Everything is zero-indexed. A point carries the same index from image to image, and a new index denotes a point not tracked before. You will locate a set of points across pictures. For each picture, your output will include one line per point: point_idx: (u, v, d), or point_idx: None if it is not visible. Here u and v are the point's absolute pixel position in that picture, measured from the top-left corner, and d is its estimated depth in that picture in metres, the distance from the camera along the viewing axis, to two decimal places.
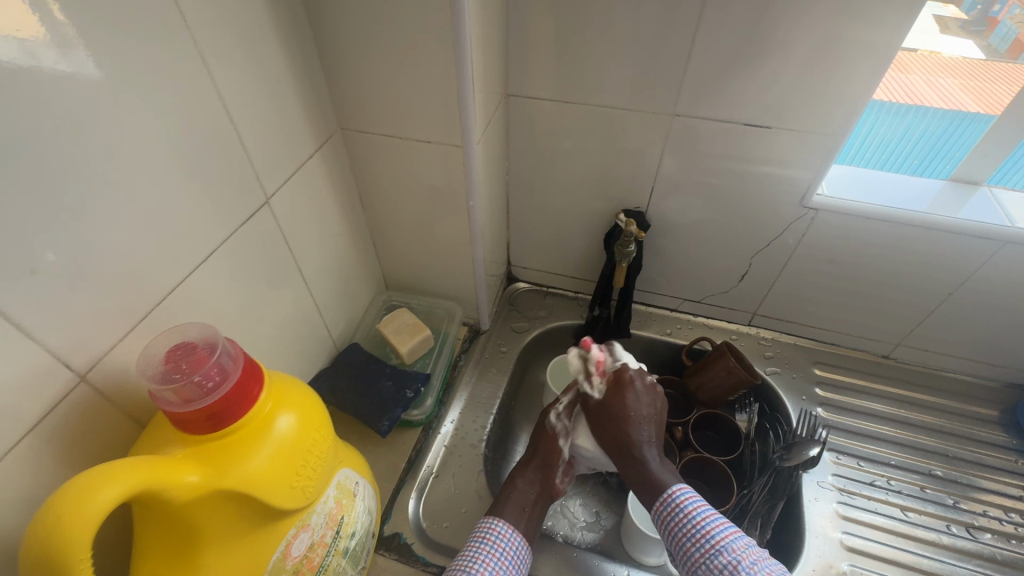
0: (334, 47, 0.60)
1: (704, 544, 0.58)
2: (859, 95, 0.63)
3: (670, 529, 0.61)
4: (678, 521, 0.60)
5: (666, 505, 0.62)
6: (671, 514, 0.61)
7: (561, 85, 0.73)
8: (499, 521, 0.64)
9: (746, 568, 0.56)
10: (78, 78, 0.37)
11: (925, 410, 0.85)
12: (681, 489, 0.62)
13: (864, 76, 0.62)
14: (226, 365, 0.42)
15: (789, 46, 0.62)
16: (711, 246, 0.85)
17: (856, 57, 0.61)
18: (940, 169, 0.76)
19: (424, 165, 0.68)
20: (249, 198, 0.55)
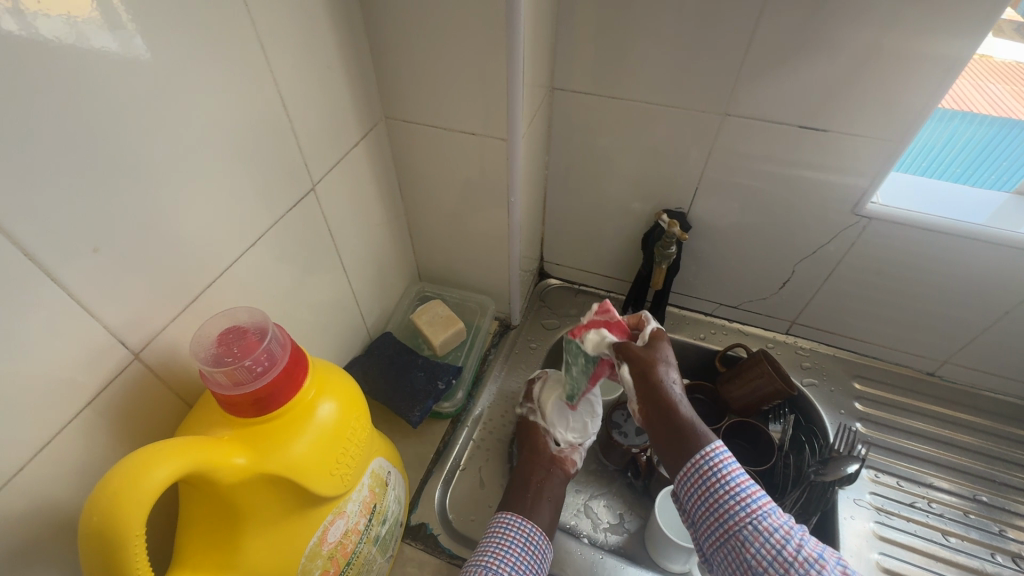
0: (384, 35, 0.59)
1: (748, 506, 0.51)
2: (928, 100, 0.60)
3: (700, 494, 0.52)
4: (714, 480, 0.52)
5: (705, 460, 0.52)
6: (706, 476, 0.52)
7: (608, 80, 0.72)
8: (508, 514, 0.65)
9: (796, 534, 0.49)
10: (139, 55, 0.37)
11: (970, 431, 0.81)
12: (718, 444, 0.53)
13: (934, 80, 0.58)
14: (275, 351, 0.42)
15: (854, 46, 0.59)
16: (752, 251, 0.83)
17: (927, 60, 0.57)
18: (987, 179, 0.72)
19: (466, 157, 0.68)
20: (296, 184, 0.55)
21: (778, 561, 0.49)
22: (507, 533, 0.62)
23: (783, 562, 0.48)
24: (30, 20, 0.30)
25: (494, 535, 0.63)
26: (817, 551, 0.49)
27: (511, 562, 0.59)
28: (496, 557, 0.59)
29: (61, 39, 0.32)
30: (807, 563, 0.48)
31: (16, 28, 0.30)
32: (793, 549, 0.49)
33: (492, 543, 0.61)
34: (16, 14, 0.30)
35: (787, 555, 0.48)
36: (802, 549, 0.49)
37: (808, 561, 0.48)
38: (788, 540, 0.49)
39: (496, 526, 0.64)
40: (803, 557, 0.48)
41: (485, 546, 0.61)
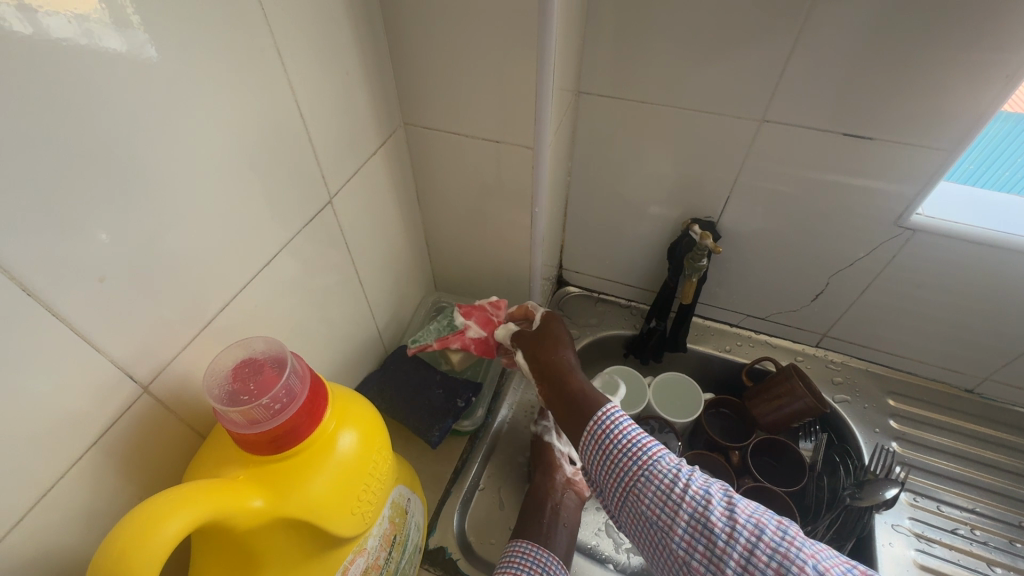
0: (405, 38, 0.56)
1: (640, 457, 0.54)
2: (987, 108, 0.56)
3: (601, 457, 0.55)
4: (608, 435, 0.55)
5: (598, 425, 0.55)
6: (602, 435, 0.55)
7: (638, 84, 0.68)
8: (524, 541, 0.63)
9: (683, 474, 0.52)
10: (150, 60, 0.34)
11: (1013, 453, 0.77)
12: (614, 403, 0.57)
13: (995, 86, 0.54)
14: (294, 385, 0.39)
15: (910, 49, 0.55)
16: (783, 262, 0.79)
17: (988, 64, 0.53)
18: (999, 176, 0.69)
19: (488, 166, 0.65)
20: (313, 197, 0.52)
21: (669, 504, 0.51)
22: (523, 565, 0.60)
23: (674, 505, 0.51)
24: (39, 20, 0.28)
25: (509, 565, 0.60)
26: (705, 483, 0.51)
27: None
28: None
29: (72, 38, 0.29)
30: (695, 501, 0.50)
31: (27, 29, 0.27)
32: (681, 490, 0.51)
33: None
34: (25, 13, 0.27)
35: (678, 498, 0.51)
36: (692, 489, 0.51)
37: (699, 499, 0.50)
38: (677, 483, 0.51)
39: (511, 557, 0.61)
40: (690, 495, 0.50)
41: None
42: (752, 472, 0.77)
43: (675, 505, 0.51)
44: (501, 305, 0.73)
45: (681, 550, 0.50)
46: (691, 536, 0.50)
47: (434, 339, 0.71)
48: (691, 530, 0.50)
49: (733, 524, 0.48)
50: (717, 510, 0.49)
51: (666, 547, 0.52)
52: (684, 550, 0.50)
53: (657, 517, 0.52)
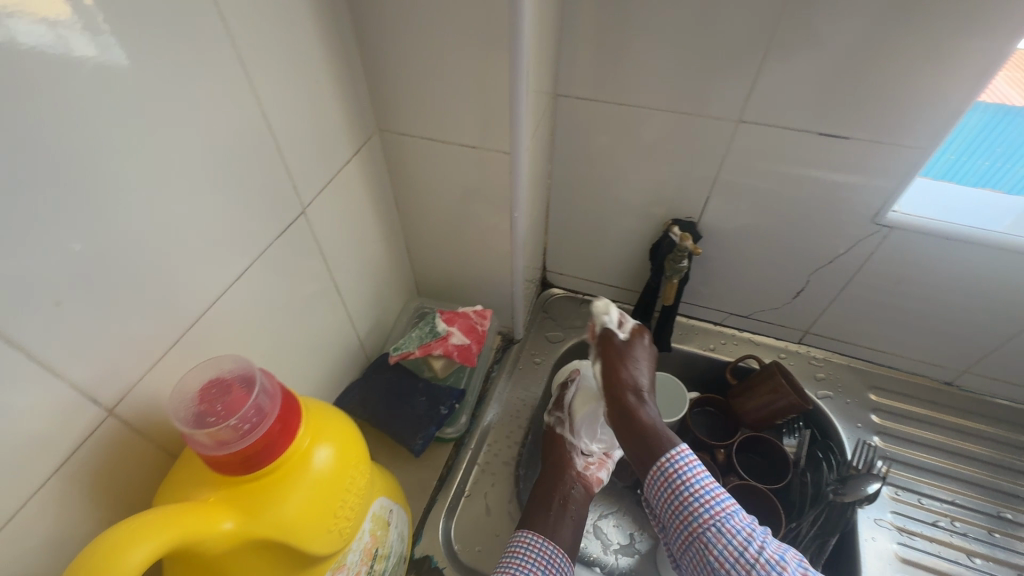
0: (376, 43, 0.55)
1: (710, 508, 0.56)
2: (957, 107, 0.57)
3: (664, 495, 0.59)
4: (678, 482, 0.58)
5: (671, 463, 0.59)
6: (671, 477, 0.58)
7: (616, 85, 0.67)
8: (530, 531, 0.66)
9: (757, 536, 0.54)
10: (114, 65, 0.33)
11: (990, 444, 0.79)
12: (683, 447, 0.60)
13: (965, 84, 0.55)
14: (264, 405, 0.38)
15: (879, 48, 0.55)
16: (765, 260, 0.80)
17: (957, 62, 0.54)
18: (979, 167, 0.68)
19: (466, 172, 0.64)
20: (286, 208, 0.51)
21: (740, 562, 0.53)
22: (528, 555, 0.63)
23: (744, 563, 0.53)
24: (8, 26, 0.27)
25: (514, 555, 0.63)
26: (779, 550, 0.53)
27: None
28: None
29: (40, 44, 0.29)
30: (769, 564, 0.52)
31: None
32: (756, 551, 0.53)
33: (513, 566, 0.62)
34: None
35: (747, 555, 0.53)
36: (763, 551, 0.53)
37: (769, 562, 0.52)
38: (750, 543, 0.53)
39: (517, 546, 0.64)
40: (765, 558, 0.52)
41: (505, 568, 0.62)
42: (738, 471, 0.77)
43: (745, 564, 0.53)
44: (486, 316, 0.75)
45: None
46: None
47: (416, 346, 0.70)
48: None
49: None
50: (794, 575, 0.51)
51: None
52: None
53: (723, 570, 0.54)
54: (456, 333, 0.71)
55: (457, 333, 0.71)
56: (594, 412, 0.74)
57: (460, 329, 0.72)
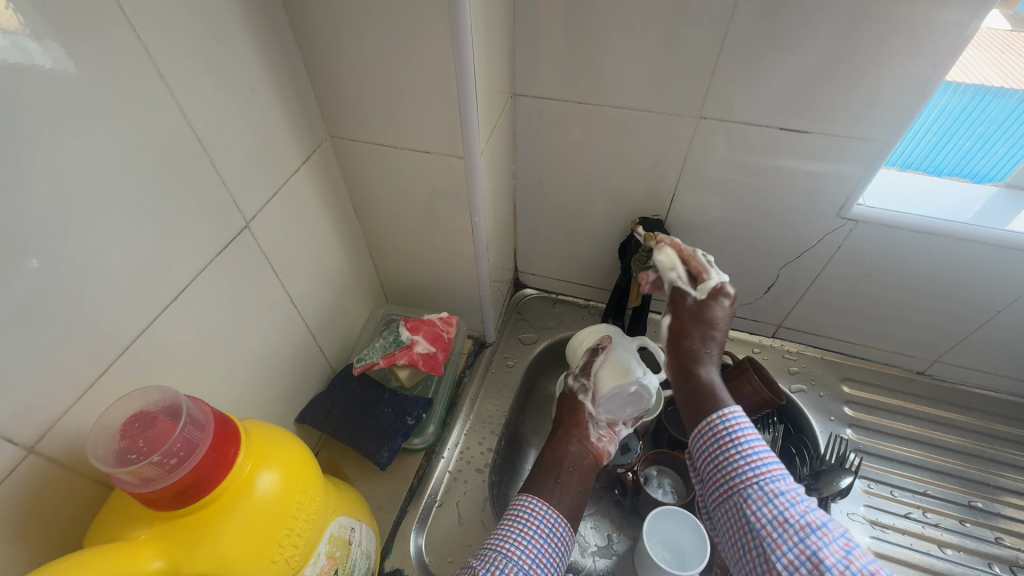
0: (319, 49, 0.53)
1: (756, 468, 0.56)
2: (913, 98, 0.56)
3: (710, 452, 0.59)
4: (725, 439, 0.58)
5: (721, 421, 0.59)
6: (719, 433, 0.59)
7: (575, 84, 0.66)
8: (532, 498, 0.68)
9: (802, 502, 0.53)
10: (30, 74, 0.32)
11: (962, 432, 0.79)
12: (735, 410, 0.60)
13: (919, 75, 0.54)
14: (194, 435, 0.36)
15: (832, 41, 0.54)
16: (735, 255, 0.79)
17: (911, 53, 0.53)
18: (959, 148, 0.68)
19: (424, 178, 0.63)
20: (227, 223, 0.49)
21: (777, 519, 0.52)
22: (529, 522, 0.65)
23: (782, 520, 0.52)
24: None
25: (518, 518, 0.66)
26: (826, 516, 0.52)
27: (529, 554, 0.62)
28: (516, 546, 0.62)
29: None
30: (809, 527, 0.51)
31: None
32: (797, 513, 0.52)
33: (514, 530, 0.64)
34: None
35: (786, 514, 0.52)
36: (805, 515, 0.52)
37: (810, 526, 0.51)
38: (793, 505, 0.53)
39: (519, 513, 0.66)
40: (806, 520, 0.51)
41: (507, 529, 0.65)
42: None
43: (790, 527, 0.51)
44: (452, 322, 0.74)
45: (779, 564, 0.51)
46: (797, 559, 0.50)
47: (381, 357, 0.68)
48: (797, 552, 0.50)
49: (849, 563, 0.48)
50: (835, 541, 0.49)
51: (760, 557, 0.53)
52: (782, 566, 0.51)
53: (758, 525, 0.53)
54: (421, 342, 0.70)
55: (422, 342, 0.70)
56: (620, 391, 0.77)
57: (425, 338, 0.71)
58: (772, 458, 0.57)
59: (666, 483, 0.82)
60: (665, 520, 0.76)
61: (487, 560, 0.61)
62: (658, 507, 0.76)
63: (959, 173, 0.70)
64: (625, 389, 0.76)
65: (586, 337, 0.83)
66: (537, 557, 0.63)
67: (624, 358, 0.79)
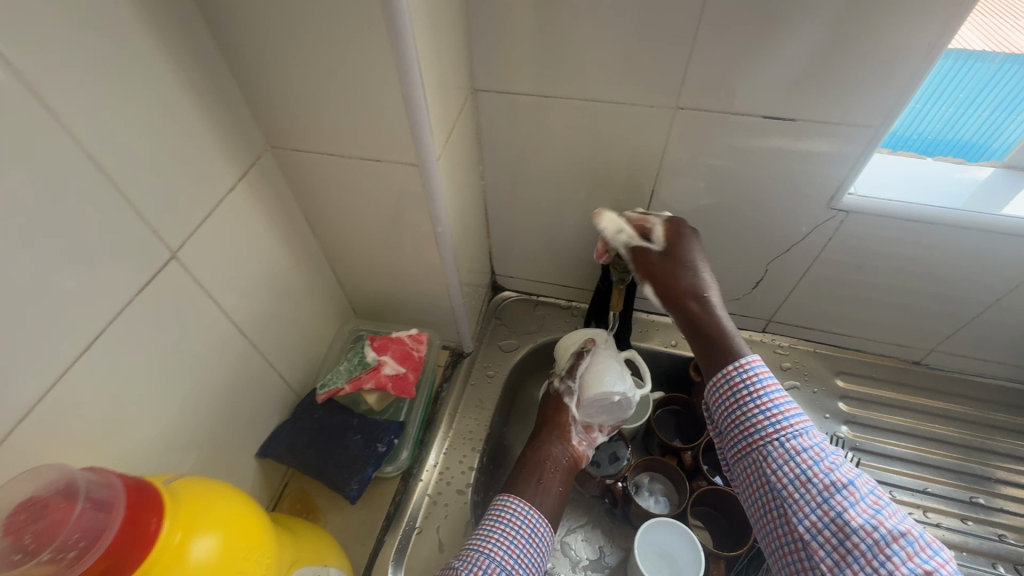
0: (244, 54, 0.47)
1: (778, 423, 0.52)
2: (898, 80, 0.52)
3: (726, 405, 0.55)
4: (741, 395, 0.54)
5: (739, 373, 0.55)
6: (736, 385, 0.55)
7: (538, 77, 0.61)
8: (515, 498, 0.65)
9: (826, 457, 0.50)
10: None
11: (960, 424, 0.76)
12: (753, 358, 0.55)
13: (905, 56, 0.50)
14: (99, 520, 0.32)
15: (808, 22, 0.50)
16: (720, 252, 0.74)
17: (894, 32, 0.49)
18: (942, 114, 0.62)
19: (377, 188, 0.57)
20: (148, 257, 0.44)
21: (800, 478, 0.49)
22: (511, 521, 0.62)
23: (805, 480, 0.49)
24: None
25: (500, 518, 0.63)
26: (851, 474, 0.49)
27: (512, 555, 0.59)
28: (498, 546, 0.60)
29: None
30: (833, 486, 0.48)
31: None
32: (821, 471, 0.49)
33: (496, 529, 0.61)
34: None
35: (810, 473, 0.49)
36: (830, 473, 0.48)
37: (835, 485, 0.48)
38: (817, 462, 0.49)
39: (501, 513, 0.63)
40: (830, 479, 0.48)
41: (488, 529, 0.62)
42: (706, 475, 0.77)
43: (812, 487, 0.48)
44: (422, 340, 0.69)
45: (800, 525, 0.48)
46: (818, 518, 0.47)
47: (346, 382, 0.64)
48: (820, 514, 0.47)
49: (874, 525, 0.45)
50: (861, 503, 0.46)
51: (781, 516, 0.50)
52: (803, 528, 0.48)
53: (779, 485, 0.50)
54: (389, 364, 0.65)
55: (390, 363, 0.65)
56: (604, 399, 0.73)
57: (392, 358, 0.66)
58: (794, 411, 0.53)
59: (657, 490, 0.79)
60: (659, 531, 0.73)
61: (469, 562, 0.57)
62: (650, 520, 0.73)
63: (943, 143, 0.65)
64: (612, 392, 0.73)
65: (570, 338, 0.79)
66: (521, 557, 0.60)
67: (611, 363, 0.75)
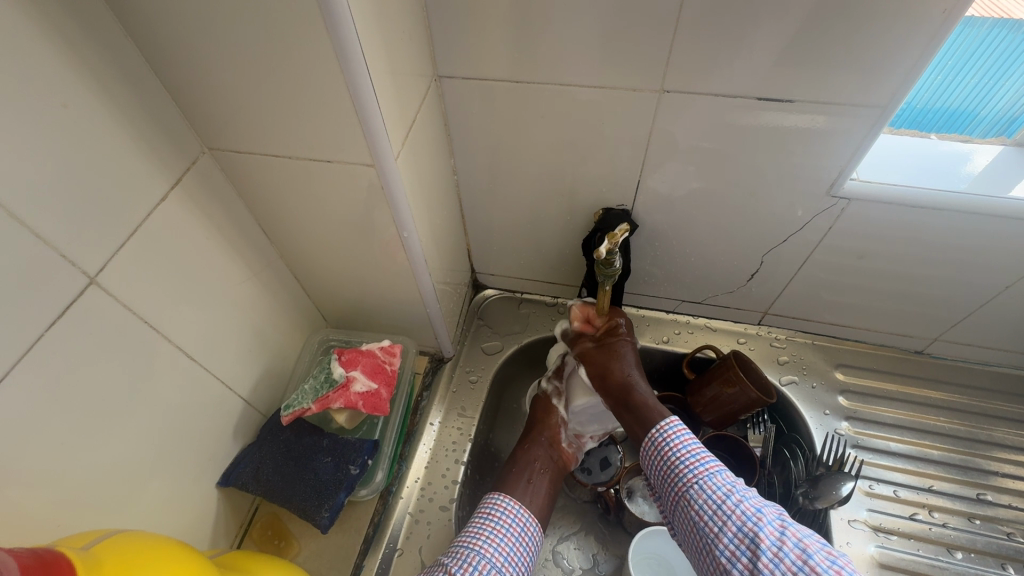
0: (161, 45, 0.41)
1: (696, 468, 0.58)
2: (903, 53, 0.46)
3: (658, 461, 0.61)
4: (667, 448, 0.60)
5: (660, 434, 0.61)
6: (660, 445, 0.61)
7: (506, 60, 0.55)
8: (505, 497, 0.63)
9: (737, 491, 0.55)
10: None
11: (964, 415, 0.73)
12: (672, 420, 0.62)
13: (913, 24, 0.44)
14: None
15: None
16: (712, 243, 0.70)
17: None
18: (932, 84, 0.56)
19: (331, 190, 0.51)
20: (60, 283, 0.39)
21: (718, 513, 0.54)
22: (501, 519, 0.61)
23: (723, 514, 0.54)
24: None
25: (490, 516, 0.61)
26: (759, 504, 0.55)
27: (503, 553, 0.58)
28: (489, 543, 0.58)
29: None
30: (744, 516, 0.53)
31: None
32: (733, 503, 0.54)
33: (486, 526, 0.60)
34: None
35: (725, 507, 0.54)
36: (740, 504, 0.54)
37: (746, 514, 0.53)
38: (730, 497, 0.55)
39: (490, 510, 0.62)
40: (741, 510, 0.54)
41: (477, 526, 0.60)
42: None
43: (727, 517, 0.54)
44: (395, 352, 0.65)
45: (723, 558, 0.53)
46: (737, 548, 0.53)
47: (313, 402, 0.59)
48: (737, 542, 0.53)
49: (781, 545, 0.50)
50: (768, 527, 0.52)
51: (709, 557, 0.55)
52: (726, 559, 0.53)
53: (703, 523, 0.55)
54: (358, 381, 0.60)
55: (359, 381, 0.60)
56: (594, 404, 0.73)
57: (360, 374, 0.61)
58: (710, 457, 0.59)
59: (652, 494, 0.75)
60: (655, 540, 0.69)
61: (458, 558, 0.56)
62: (644, 529, 0.69)
63: (931, 111, 0.60)
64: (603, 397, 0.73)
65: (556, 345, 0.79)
66: (510, 555, 0.59)
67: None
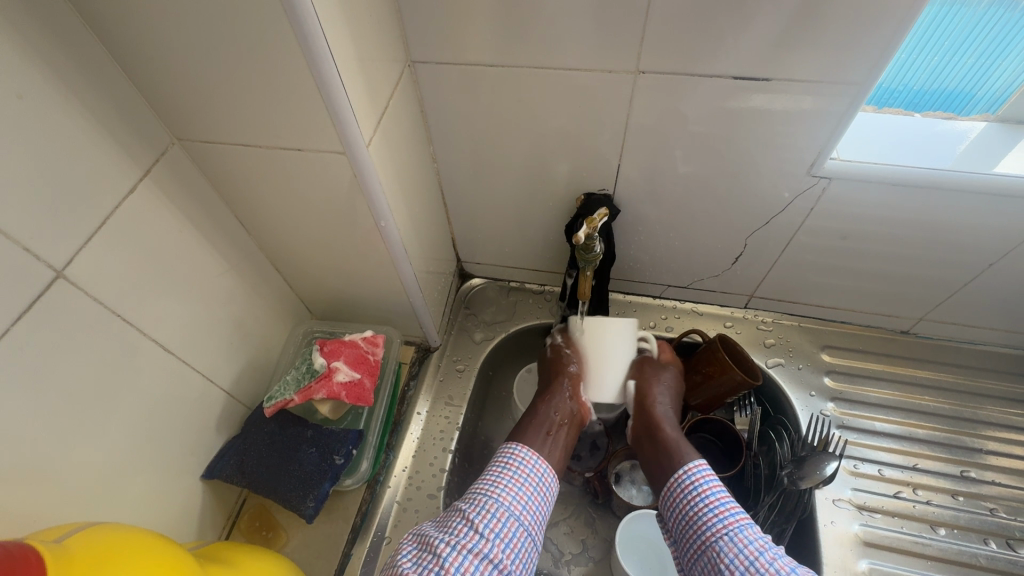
0: (120, 34, 0.40)
1: (725, 519, 0.54)
2: (878, 27, 0.46)
3: (684, 507, 0.58)
4: (694, 494, 0.58)
5: (687, 476, 0.59)
6: (687, 489, 0.58)
7: (480, 43, 0.54)
8: (522, 447, 0.62)
9: (770, 548, 0.52)
10: None
11: (950, 394, 0.73)
12: (700, 463, 0.60)
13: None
14: None
15: None
16: (695, 227, 0.69)
17: None
18: (929, 64, 0.56)
19: (305, 180, 0.51)
20: (24, 277, 0.39)
21: (750, 570, 0.50)
22: (519, 469, 0.60)
23: (754, 571, 0.50)
24: None
25: (507, 465, 0.60)
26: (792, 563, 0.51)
27: (518, 502, 0.57)
28: (505, 492, 0.57)
29: None
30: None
31: None
32: (767, 560, 0.50)
33: (504, 474, 0.59)
34: None
35: (757, 564, 0.50)
36: (774, 562, 0.50)
37: (780, 572, 0.49)
38: (762, 554, 0.51)
39: (509, 459, 0.61)
40: (774, 568, 0.50)
41: (495, 474, 0.59)
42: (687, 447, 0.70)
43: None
44: (378, 342, 0.65)
45: None
46: None
47: (295, 393, 0.59)
48: None
49: None
50: None
51: None
52: None
53: None
54: (340, 372, 0.60)
55: (341, 371, 0.60)
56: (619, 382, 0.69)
57: (344, 364, 0.61)
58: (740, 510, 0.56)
59: (640, 479, 0.75)
60: (643, 524, 0.70)
61: (476, 504, 0.56)
62: (631, 512, 0.70)
63: (928, 93, 0.59)
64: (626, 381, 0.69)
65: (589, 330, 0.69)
66: (526, 504, 0.57)
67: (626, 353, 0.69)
